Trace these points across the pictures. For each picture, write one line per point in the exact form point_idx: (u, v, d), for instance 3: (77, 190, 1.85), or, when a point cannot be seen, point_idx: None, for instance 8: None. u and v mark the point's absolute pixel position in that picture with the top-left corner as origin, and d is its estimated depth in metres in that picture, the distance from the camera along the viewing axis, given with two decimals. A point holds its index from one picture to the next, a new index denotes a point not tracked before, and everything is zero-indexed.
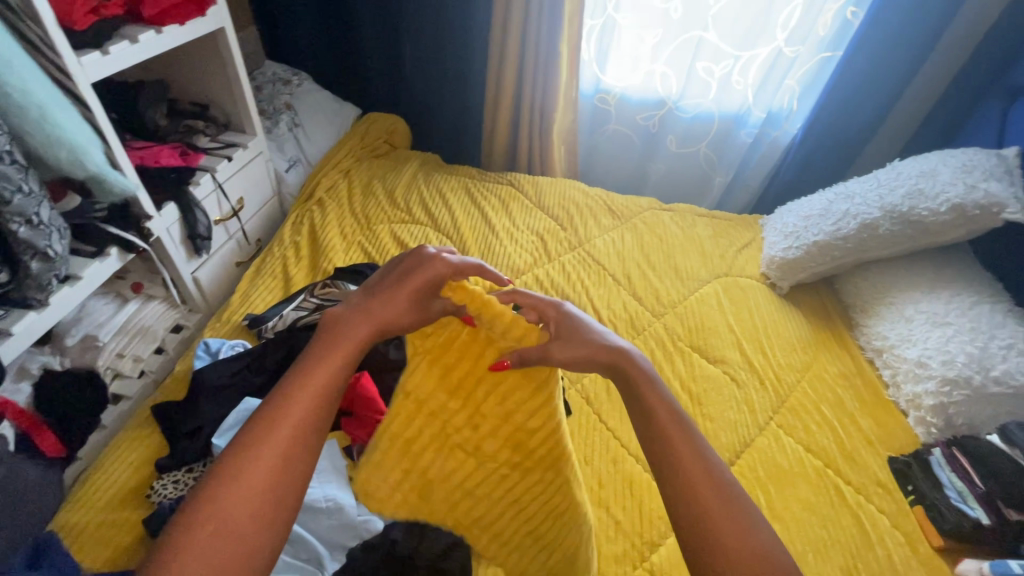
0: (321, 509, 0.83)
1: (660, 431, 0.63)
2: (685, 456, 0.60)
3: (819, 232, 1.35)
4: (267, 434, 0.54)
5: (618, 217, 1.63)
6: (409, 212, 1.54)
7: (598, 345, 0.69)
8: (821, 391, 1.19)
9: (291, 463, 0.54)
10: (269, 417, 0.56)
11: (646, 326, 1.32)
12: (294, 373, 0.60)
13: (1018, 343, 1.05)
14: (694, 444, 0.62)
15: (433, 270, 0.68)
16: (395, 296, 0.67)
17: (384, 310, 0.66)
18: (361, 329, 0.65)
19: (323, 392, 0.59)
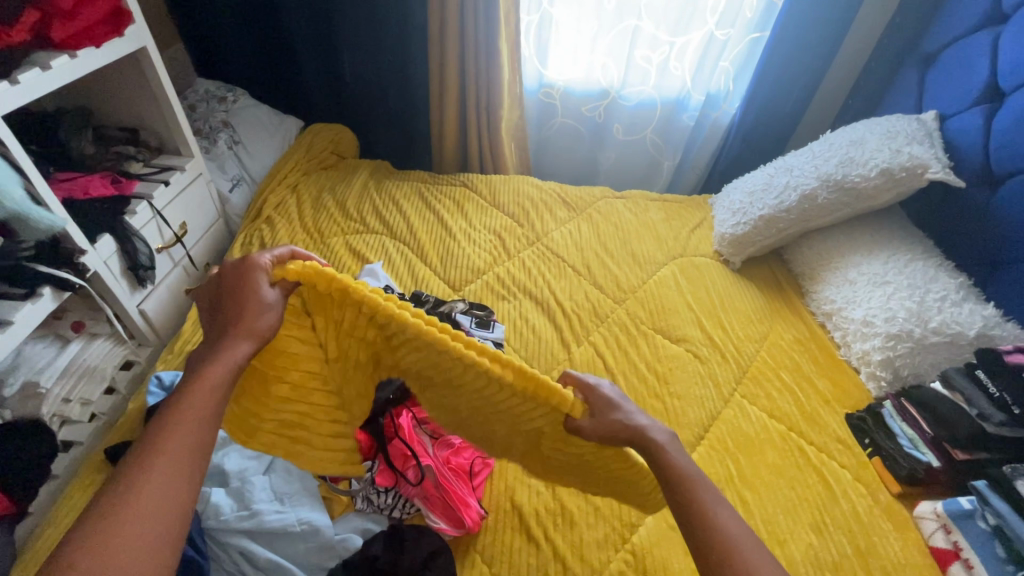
0: (296, 532, 0.81)
1: (675, 482, 0.69)
2: (702, 501, 0.66)
3: (764, 206, 1.40)
4: (148, 460, 0.55)
5: (572, 208, 1.65)
6: (363, 222, 1.52)
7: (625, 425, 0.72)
8: (779, 358, 1.24)
9: (178, 479, 0.55)
10: (148, 446, 0.56)
11: (609, 313, 1.34)
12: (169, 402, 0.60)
13: (950, 294, 1.12)
14: (708, 489, 0.68)
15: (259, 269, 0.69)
16: (241, 303, 0.67)
17: (241, 321, 0.66)
18: (224, 344, 0.64)
19: (206, 409, 0.60)
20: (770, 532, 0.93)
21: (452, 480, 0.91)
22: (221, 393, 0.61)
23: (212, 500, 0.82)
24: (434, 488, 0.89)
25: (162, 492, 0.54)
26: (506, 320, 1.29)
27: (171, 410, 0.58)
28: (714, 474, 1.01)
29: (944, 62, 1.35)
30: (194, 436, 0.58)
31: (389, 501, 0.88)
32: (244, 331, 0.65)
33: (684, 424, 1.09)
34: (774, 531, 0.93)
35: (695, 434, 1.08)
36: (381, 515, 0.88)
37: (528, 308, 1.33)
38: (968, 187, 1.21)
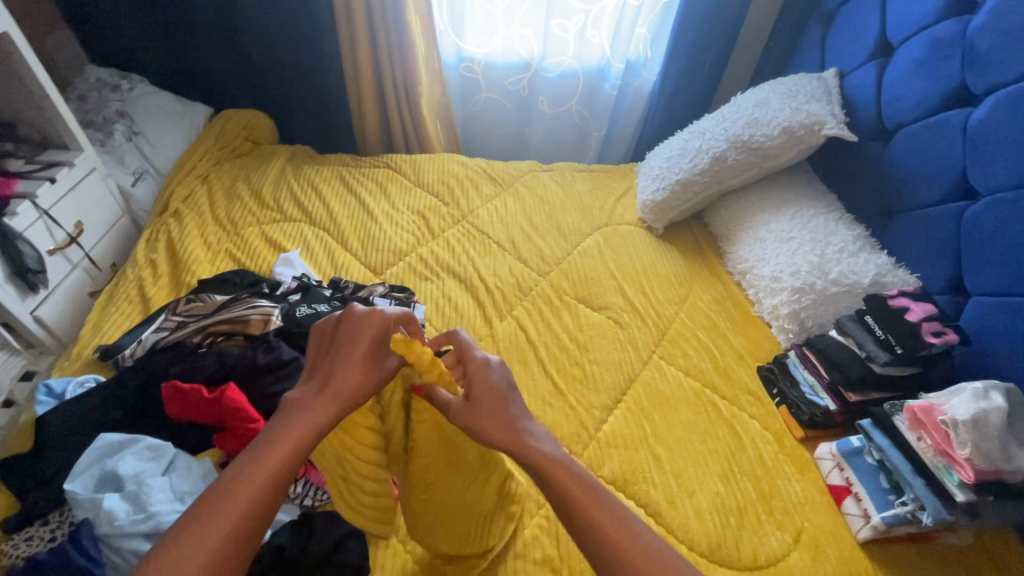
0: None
1: (557, 488, 0.62)
2: (591, 516, 0.60)
3: (680, 171, 1.42)
4: (203, 527, 0.52)
5: (498, 183, 1.64)
6: (281, 210, 1.47)
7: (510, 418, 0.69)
8: (697, 318, 1.28)
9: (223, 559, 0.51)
10: (230, 489, 0.54)
11: (533, 286, 1.34)
12: (258, 445, 0.59)
13: (848, 246, 1.17)
14: (601, 501, 0.61)
15: (376, 327, 0.70)
16: (356, 359, 0.67)
17: (347, 377, 0.66)
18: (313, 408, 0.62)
19: (270, 483, 0.56)
20: (680, 485, 0.96)
21: None
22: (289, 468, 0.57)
23: (105, 505, 0.77)
24: None
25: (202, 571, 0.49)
26: (428, 300, 1.28)
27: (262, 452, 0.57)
28: (629, 435, 1.04)
29: (842, 19, 1.38)
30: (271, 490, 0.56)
31: (299, 490, 0.88)
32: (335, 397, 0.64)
33: (602, 389, 1.11)
34: (684, 484, 0.97)
35: (614, 398, 1.10)
36: (292, 504, 0.87)
37: (451, 287, 1.32)
38: (864, 140, 1.26)
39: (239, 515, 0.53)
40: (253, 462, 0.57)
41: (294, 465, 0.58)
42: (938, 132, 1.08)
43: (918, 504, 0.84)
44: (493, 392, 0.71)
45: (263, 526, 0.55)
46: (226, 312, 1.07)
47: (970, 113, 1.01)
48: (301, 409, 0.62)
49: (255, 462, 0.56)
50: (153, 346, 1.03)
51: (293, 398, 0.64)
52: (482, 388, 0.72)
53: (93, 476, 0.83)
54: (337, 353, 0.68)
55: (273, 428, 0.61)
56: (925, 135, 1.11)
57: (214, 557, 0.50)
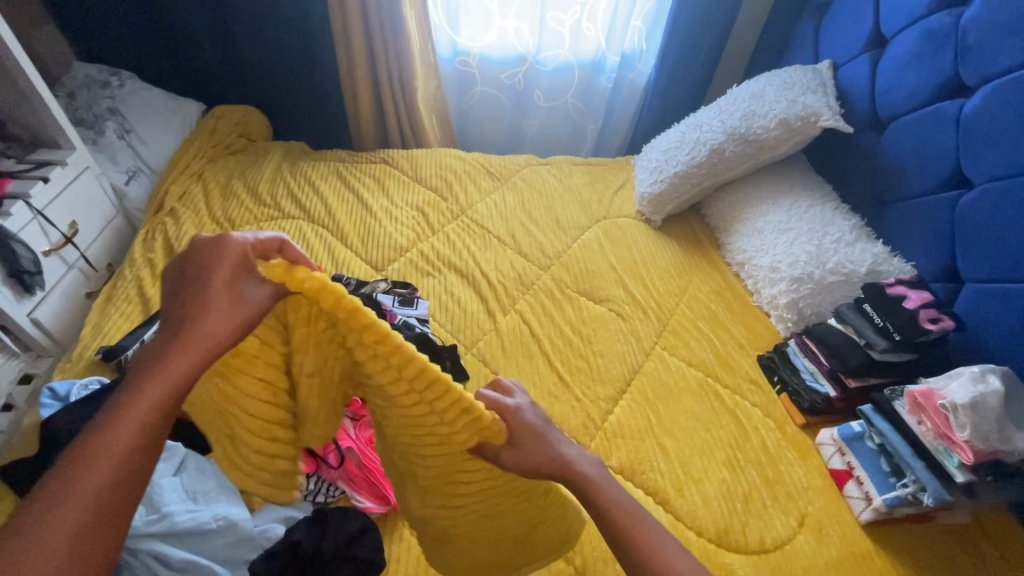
0: (214, 527, 0.78)
1: (611, 520, 0.71)
2: (648, 545, 0.69)
3: (677, 164, 1.44)
4: (50, 503, 0.47)
5: (496, 177, 1.64)
6: (278, 207, 1.45)
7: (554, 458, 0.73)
8: (697, 309, 1.30)
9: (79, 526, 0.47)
10: (69, 478, 0.49)
11: (535, 280, 1.35)
12: (103, 413, 0.52)
13: (844, 236, 1.19)
14: (649, 528, 0.71)
15: (227, 254, 0.57)
16: (205, 298, 0.56)
17: (204, 321, 0.56)
18: (164, 360, 0.54)
19: (122, 442, 0.51)
20: (686, 473, 0.98)
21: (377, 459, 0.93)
22: (145, 424, 0.52)
23: None
24: (359, 468, 0.90)
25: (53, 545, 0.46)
26: (431, 296, 1.28)
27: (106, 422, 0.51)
28: (635, 425, 1.05)
29: (835, 11, 1.40)
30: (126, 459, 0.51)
31: (311, 487, 0.88)
32: (190, 346, 0.55)
33: (607, 380, 1.13)
34: (690, 472, 0.98)
35: (618, 389, 1.12)
36: (305, 501, 0.87)
37: (453, 282, 1.32)
38: (858, 132, 1.28)
39: (91, 491, 0.49)
40: (98, 434, 0.51)
41: (150, 421, 0.52)
42: (932, 123, 1.10)
43: (918, 485, 0.87)
44: (532, 433, 0.74)
45: (128, 495, 0.51)
46: None
47: (962, 104, 1.04)
48: (149, 364, 0.54)
49: (98, 434, 0.51)
50: None
51: (142, 352, 0.55)
52: (526, 434, 0.73)
53: None
54: (183, 292, 0.57)
55: (120, 390, 0.53)
56: (919, 125, 1.13)
57: (64, 539, 0.46)
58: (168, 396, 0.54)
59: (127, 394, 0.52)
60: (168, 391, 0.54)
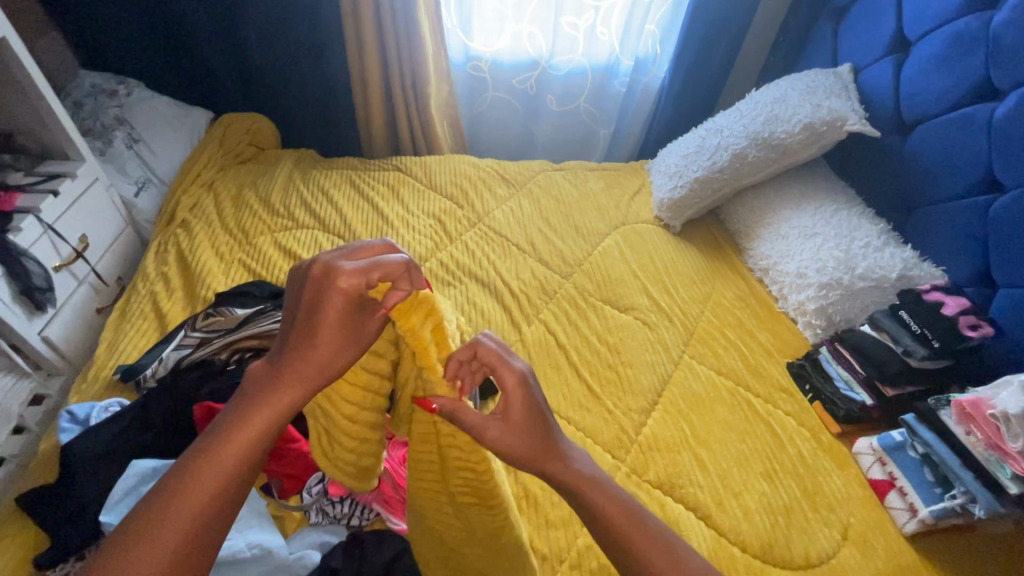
0: (246, 556, 0.75)
1: (604, 521, 0.62)
2: (657, 559, 0.60)
3: (698, 169, 1.42)
4: (162, 512, 0.51)
5: (512, 184, 1.61)
6: (292, 217, 1.42)
7: (547, 449, 0.65)
8: (723, 316, 1.28)
9: (183, 538, 0.50)
10: (179, 490, 0.52)
11: (557, 288, 1.33)
12: (220, 427, 0.56)
13: (873, 241, 1.18)
14: (659, 542, 0.62)
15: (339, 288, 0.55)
16: (322, 331, 0.57)
17: (315, 352, 0.58)
18: (274, 390, 0.57)
19: (230, 463, 0.54)
20: (725, 486, 0.96)
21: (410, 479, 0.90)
22: (253, 449, 0.55)
23: None
24: (393, 490, 0.87)
25: (157, 553, 0.48)
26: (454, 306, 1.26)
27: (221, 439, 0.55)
28: (669, 437, 1.03)
29: (854, 14, 1.40)
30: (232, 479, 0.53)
31: (345, 510, 0.84)
32: (299, 378, 0.57)
33: (637, 392, 1.11)
34: (729, 485, 0.96)
35: (650, 400, 1.10)
36: (338, 525, 0.84)
37: (475, 291, 1.30)
38: (882, 136, 1.27)
39: (197, 504, 0.51)
40: (213, 448, 0.54)
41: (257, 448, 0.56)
42: (962, 126, 1.09)
43: (968, 497, 0.86)
44: (533, 418, 0.65)
45: (228, 512, 0.54)
46: (251, 327, 1.03)
47: (995, 107, 1.03)
48: (259, 392, 0.57)
49: (211, 452, 0.54)
50: (176, 365, 0.99)
51: (257, 372, 0.59)
52: (524, 419, 0.64)
53: (130, 507, 0.78)
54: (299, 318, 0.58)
55: (233, 412, 0.57)
56: (949, 129, 1.12)
57: (169, 548, 0.49)
58: (271, 426, 0.56)
59: (241, 417, 0.56)
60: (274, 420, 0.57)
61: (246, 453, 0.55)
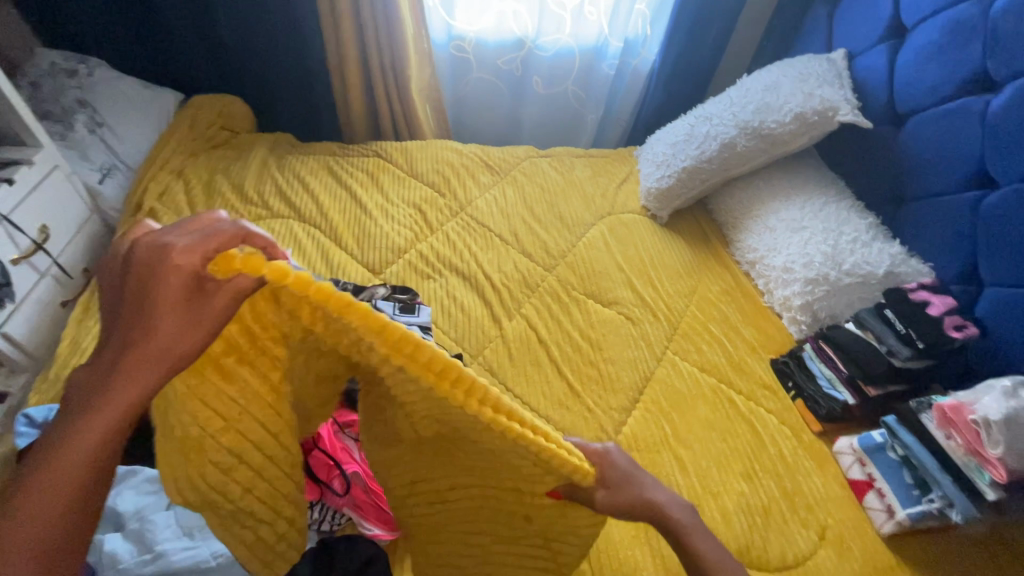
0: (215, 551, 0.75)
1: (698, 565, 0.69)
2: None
3: (686, 158, 1.39)
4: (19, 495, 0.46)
5: (495, 171, 1.57)
6: (266, 206, 1.38)
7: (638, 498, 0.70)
8: (707, 310, 1.26)
9: (48, 519, 0.46)
10: (28, 484, 0.46)
11: (539, 282, 1.30)
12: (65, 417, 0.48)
13: (861, 235, 1.16)
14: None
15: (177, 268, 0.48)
16: (158, 313, 0.48)
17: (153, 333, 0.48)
18: (120, 374, 0.48)
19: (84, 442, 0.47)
20: (704, 487, 0.95)
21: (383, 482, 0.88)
22: (103, 426, 0.48)
23: (107, 548, 0.72)
24: (365, 493, 0.85)
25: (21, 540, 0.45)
26: (433, 302, 1.23)
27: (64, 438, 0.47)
28: (649, 437, 1.02)
29: None
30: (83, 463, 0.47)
31: (315, 515, 0.83)
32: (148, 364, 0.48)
33: (618, 390, 1.09)
34: (708, 485, 0.95)
35: (631, 398, 1.09)
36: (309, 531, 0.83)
37: (455, 285, 1.27)
38: (875, 127, 1.24)
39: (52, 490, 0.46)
40: (50, 450, 0.47)
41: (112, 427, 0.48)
42: (955, 117, 1.06)
43: (945, 501, 0.85)
44: (623, 478, 0.71)
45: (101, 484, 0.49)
46: None
47: (989, 100, 1.00)
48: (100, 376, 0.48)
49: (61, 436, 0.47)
50: None
51: (90, 371, 0.50)
52: (618, 476, 0.70)
53: None
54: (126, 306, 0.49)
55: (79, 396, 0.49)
56: (942, 121, 1.09)
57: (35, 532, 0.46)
58: (119, 405, 0.48)
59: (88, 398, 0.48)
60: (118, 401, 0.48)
61: (86, 448, 0.47)
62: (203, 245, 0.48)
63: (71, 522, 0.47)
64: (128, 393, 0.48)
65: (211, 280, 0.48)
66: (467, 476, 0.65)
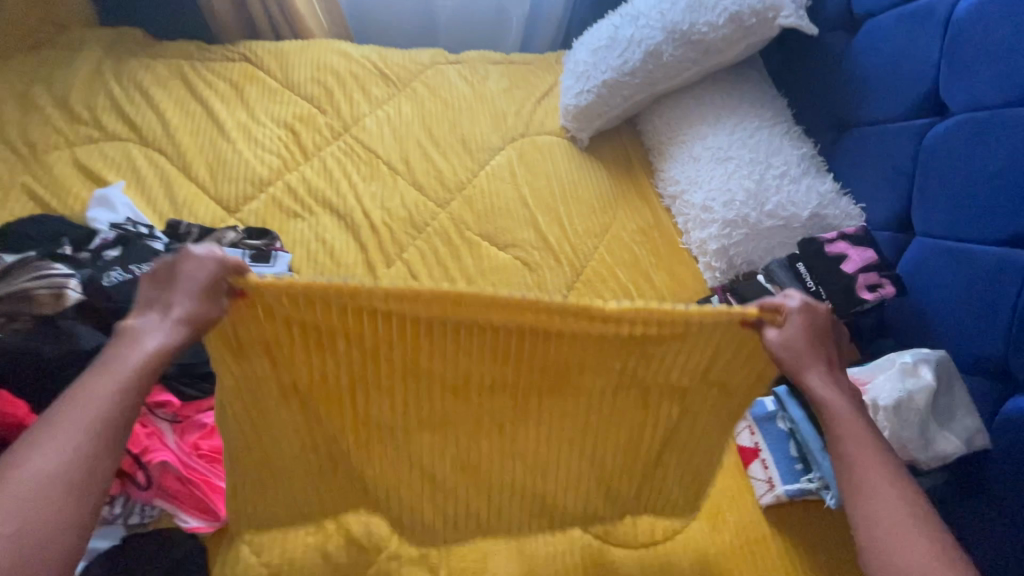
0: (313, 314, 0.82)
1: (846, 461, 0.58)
2: (868, 474, 0.57)
3: (607, 69, 1.16)
4: (42, 434, 0.50)
5: (391, 82, 1.32)
6: (100, 125, 1.14)
7: (819, 360, 0.62)
8: (618, 253, 1.12)
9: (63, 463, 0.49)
10: (35, 443, 0.49)
11: (429, 221, 1.12)
12: (103, 363, 0.54)
13: (790, 169, 1.00)
14: (891, 470, 0.57)
15: (195, 267, 0.57)
16: (179, 296, 0.57)
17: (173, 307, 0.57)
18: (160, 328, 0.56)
19: (105, 400, 0.52)
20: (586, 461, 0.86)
21: (206, 471, 0.78)
22: (127, 381, 0.54)
23: None
24: (184, 485, 0.75)
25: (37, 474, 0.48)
26: (297, 248, 1.05)
27: (92, 374, 0.54)
28: None
29: None
30: (107, 419, 0.52)
31: (120, 510, 0.73)
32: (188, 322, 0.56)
33: None
34: None
35: None
36: (114, 526, 0.73)
37: (327, 225, 1.09)
38: (826, 34, 1.03)
39: (76, 436, 0.50)
40: (68, 403, 0.52)
41: (132, 393, 0.54)
42: (913, 22, 0.87)
43: (823, 483, 0.80)
44: (823, 335, 0.62)
45: (119, 444, 0.52)
46: (3, 287, 0.81)
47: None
48: (139, 335, 0.56)
49: (93, 379, 0.53)
50: None
51: (143, 325, 0.57)
52: (818, 331, 0.62)
53: None
54: (159, 293, 0.58)
55: (117, 354, 0.55)
56: (901, 27, 0.90)
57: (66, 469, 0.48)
58: (155, 362, 0.56)
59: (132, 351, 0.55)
60: (140, 371, 0.54)
61: (116, 398, 0.53)
62: (209, 261, 0.58)
63: (88, 477, 0.49)
64: (139, 357, 0.55)
65: (219, 285, 0.58)
66: (599, 351, 0.65)
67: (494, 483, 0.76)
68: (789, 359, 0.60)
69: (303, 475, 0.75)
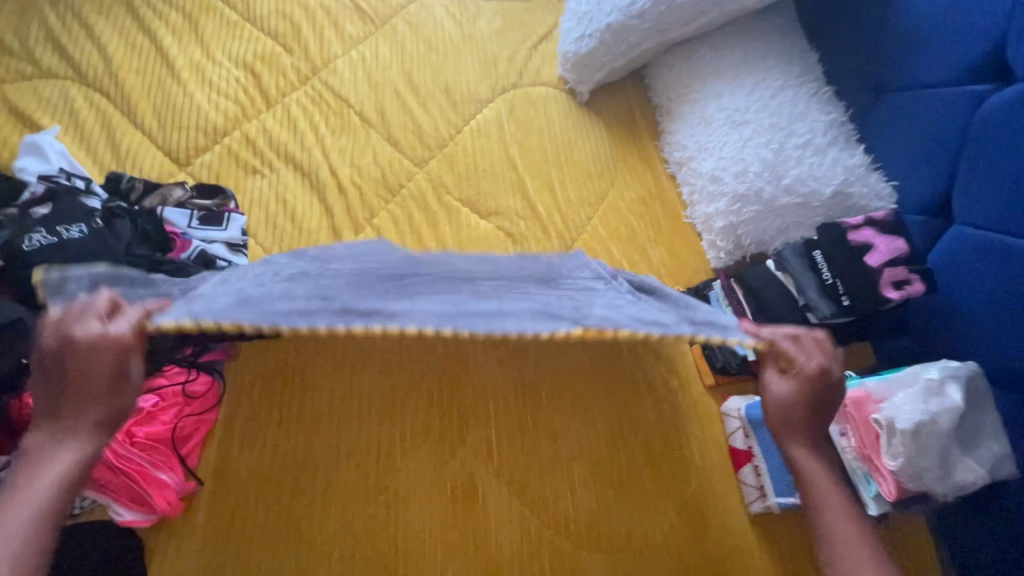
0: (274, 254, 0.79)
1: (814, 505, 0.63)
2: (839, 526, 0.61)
3: (614, 10, 1.00)
4: None
5: (367, 14, 1.14)
6: (32, 60, 1.00)
7: (804, 403, 0.65)
8: (613, 225, 1.01)
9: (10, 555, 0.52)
10: None
11: (404, 183, 1.00)
12: (22, 472, 0.56)
13: (815, 138, 0.87)
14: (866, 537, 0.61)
15: (97, 363, 0.57)
16: (82, 385, 0.57)
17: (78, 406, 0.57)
18: (69, 423, 0.57)
19: (45, 492, 0.55)
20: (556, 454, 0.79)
21: (143, 460, 0.71)
22: (57, 478, 0.56)
23: None
24: (117, 475, 0.69)
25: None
26: (254, 209, 0.94)
27: (23, 473, 0.55)
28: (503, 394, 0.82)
29: None
30: (45, 507, 0.54)
31: None
32: (94, 404, 0.57)
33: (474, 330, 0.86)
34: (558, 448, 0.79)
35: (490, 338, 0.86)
36: None
37: (289, 184, 0.97)
38: None
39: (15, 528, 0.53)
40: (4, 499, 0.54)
41: (68, 479, 0.56)
42: None
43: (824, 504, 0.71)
44: (820, 396, 0.65)
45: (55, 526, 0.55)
46: None
47: None
48: (52, 429, 0.57)
49: (23, 483, 0.55)
50: None
51: (37, 436, 0.57)
52: (822, 390, 0.65)
53: None
54: (52, 393, 0.57)
55: (37, 447, 0.57)
56: None
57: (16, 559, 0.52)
58: (72, 449, 0.57)
59: (53, 449, 0.57)
60: (65, 468, 0.56)
61: (49, 487, 0.55)
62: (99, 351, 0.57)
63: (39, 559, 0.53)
64: (66, 449, 0.57)
65: (115, 346, 0.57)
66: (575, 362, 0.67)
67: (464, 425, 0.79)
68: (788, 403, 0.65)
69: (285, 428, 0.77)
